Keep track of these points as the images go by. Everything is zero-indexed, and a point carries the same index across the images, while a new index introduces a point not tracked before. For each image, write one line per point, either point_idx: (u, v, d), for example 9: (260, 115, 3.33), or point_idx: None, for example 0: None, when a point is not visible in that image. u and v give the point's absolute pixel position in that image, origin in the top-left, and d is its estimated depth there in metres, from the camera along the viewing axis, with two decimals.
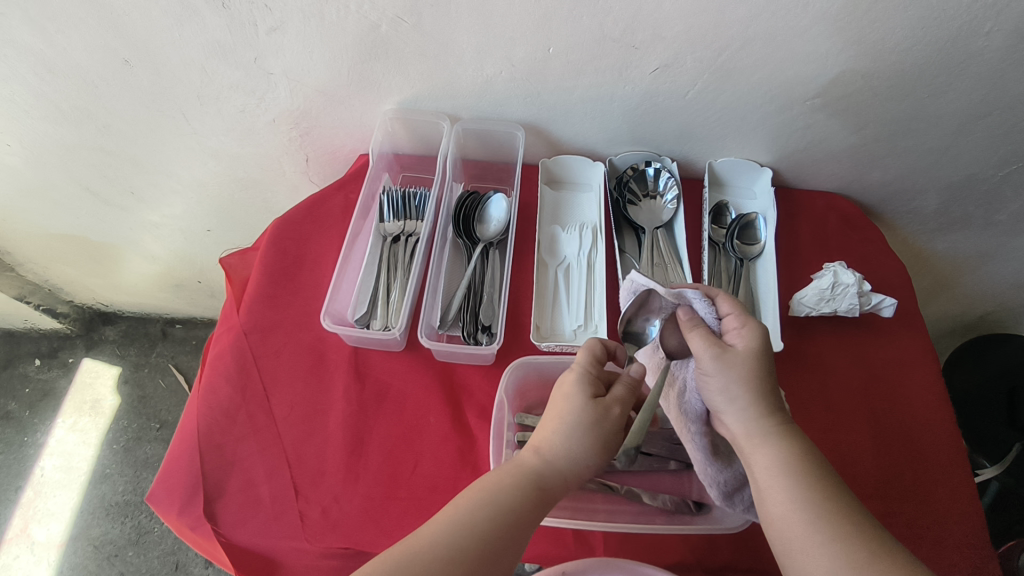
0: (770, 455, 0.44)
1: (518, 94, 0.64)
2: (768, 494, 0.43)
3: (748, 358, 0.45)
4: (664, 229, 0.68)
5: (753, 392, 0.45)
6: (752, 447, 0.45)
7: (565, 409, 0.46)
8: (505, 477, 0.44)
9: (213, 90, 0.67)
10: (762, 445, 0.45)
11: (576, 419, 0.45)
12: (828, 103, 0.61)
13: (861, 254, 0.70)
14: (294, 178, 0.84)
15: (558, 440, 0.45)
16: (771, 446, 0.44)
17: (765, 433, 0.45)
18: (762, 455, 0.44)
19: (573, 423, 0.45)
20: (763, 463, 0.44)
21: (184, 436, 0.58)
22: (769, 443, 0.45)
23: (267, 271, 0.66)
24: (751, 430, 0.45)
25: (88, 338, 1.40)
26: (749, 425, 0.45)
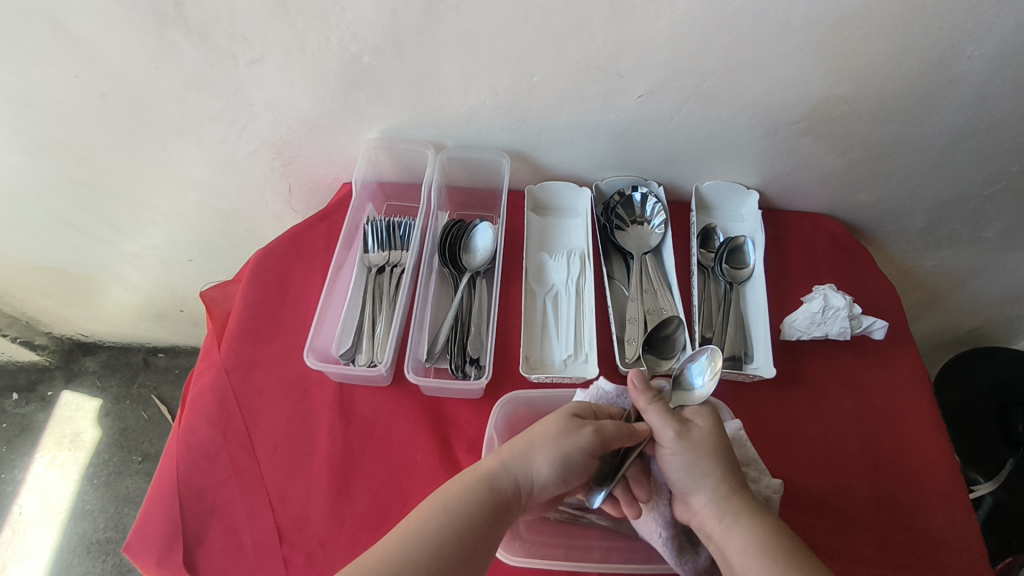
0: (741, 536, 0.44)
1: (502, 122, 0.63)
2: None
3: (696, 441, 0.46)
4: (653, 254, 0.67)
5: (717, 473, 0.46)
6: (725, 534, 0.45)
7: (547, 436, 0.47)
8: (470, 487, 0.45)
9: (193, 122, 0.66)
10: (727, 528, 0.45)
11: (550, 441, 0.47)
12: (813, 127, 0.61)
13: (850, 276, 0.69)
14: (277, 208, 0.82)
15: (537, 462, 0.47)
16: (747, 522, 0.44)
17: (728, 515, 0.45)
18: (733, 537, 0.44)
19: (547, 443, 0.47)
20: (738, 545, 0.44)
21: (162, 480, 0.56)
22: (741, 523, 0.44)
23: (248, 306, 0.65)
24: (719, 512, 0.45)
25: (68, 369, 1.37)
26: (716, 507, 0.45)
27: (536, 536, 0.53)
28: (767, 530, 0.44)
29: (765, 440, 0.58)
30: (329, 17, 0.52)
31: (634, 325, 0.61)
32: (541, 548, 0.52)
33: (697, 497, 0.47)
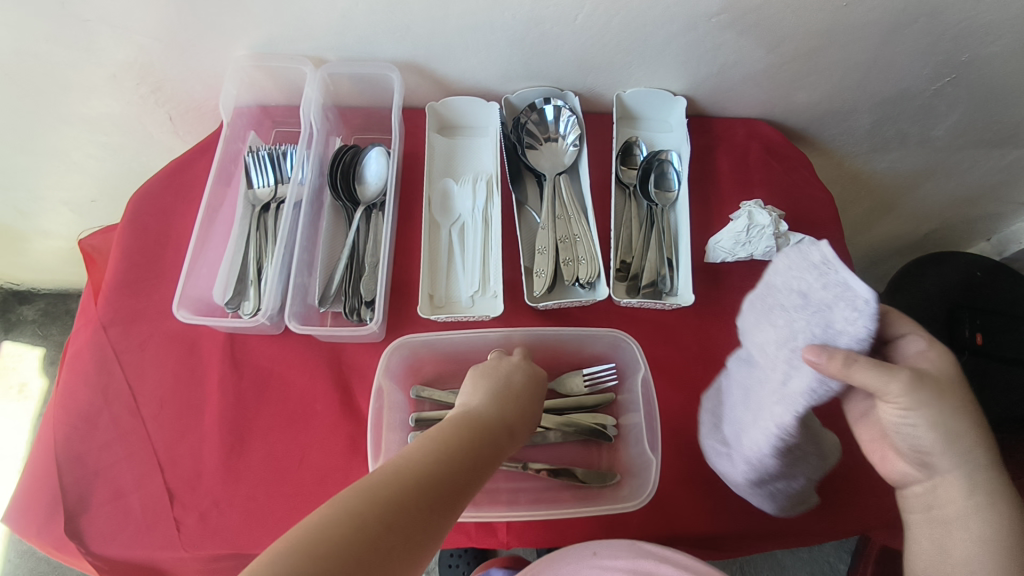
0: (985, 523, 0.39)
1: (384, 29, 0.55)
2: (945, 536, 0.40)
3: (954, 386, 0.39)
4: (568, 173, 0.61)
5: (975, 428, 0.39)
6: (963, 518, 0.39)
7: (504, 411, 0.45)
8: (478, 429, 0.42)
9: (28, 45, 0.57)
10: (980, 513, 0.39)
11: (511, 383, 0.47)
12: (737, 19, 0.53)
13: (785, 188, 0.64)
14: (165, 140, 0.74)
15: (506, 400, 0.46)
16: (969, 496, 0.39)
17: (976, 498, 0.39)
18: (979, 524, 0.39)
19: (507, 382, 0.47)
20: (978, 532, 0.39)
21: (41, 445, 0.52)
22: (996, 508, 0.39)
23: (125, 255, 0.59)
24: (968, 487, 0.39)
25: (5, 320, 1.32)
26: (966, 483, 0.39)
27: None
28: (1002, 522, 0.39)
29: (687, 369, 0.55)
30: None
31: (543, 256, 0.56)
32: None
33: (940, 461, 0.39)
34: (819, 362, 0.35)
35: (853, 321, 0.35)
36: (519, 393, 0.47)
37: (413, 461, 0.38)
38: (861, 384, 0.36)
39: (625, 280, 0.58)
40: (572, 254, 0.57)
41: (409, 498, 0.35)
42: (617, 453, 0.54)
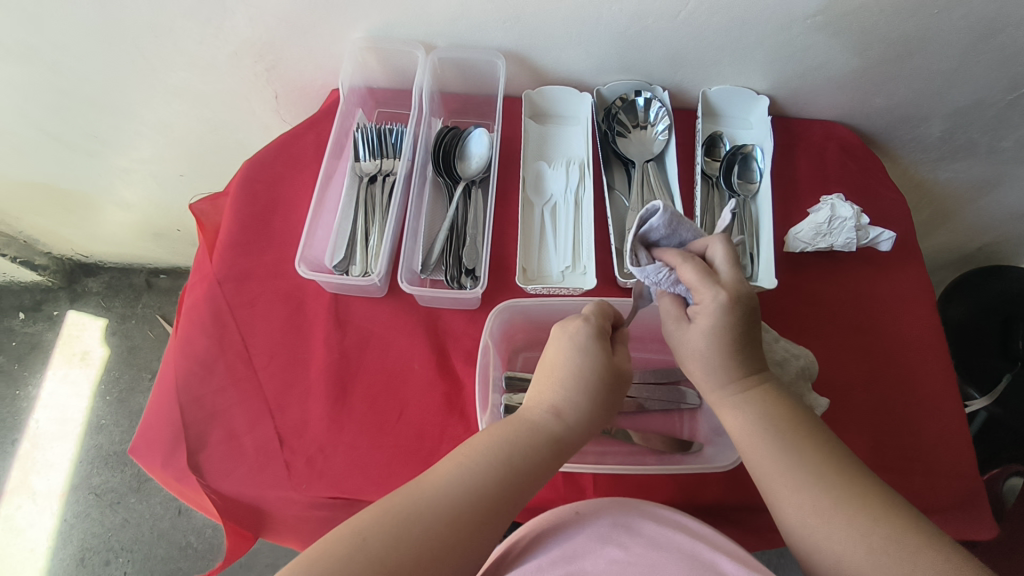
0: (750, 413, 0.43)
1: (496, 18, 0.59)
2: (748, 446, 0.42)
3: (712, 332, 0.42)
4: (655, 161, 0.64)
5: (716, 353, 0.42)
6: (735, 404, 0.43)
7: (562, 359, 0.45)
8: (520, 442, 0.42)
9: (165, 20, 0.62)
10: (733, 406, 0.43)
11: (588, 375, 0.44)
12: (830, 21, 0.57)
13: (860, 186, 0.67)
14: (265, 117, 0.79)
15: (574, 398, 0.44)
16: (706, 377, 0.44)
17: (741, 394, 0.43)
18: (737, 412, 0.43)
19: (585, 376, 0.44)
20: (737, 422, 0.43)
21: (162, 388, 0.56)
22: (748, 400, 0.43)
23: (238, 218, 0.63)
24: (726, 381, 0.44)
25: (71, 290, 1.38)
26: (714, 383, 0.44)
27: None
28: (763, 413, 0.42)
29: None
30: None
31: (633, 236, 0.60)
32: None
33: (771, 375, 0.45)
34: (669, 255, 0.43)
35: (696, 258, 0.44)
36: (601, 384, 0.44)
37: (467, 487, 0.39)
38: (690, 283, 0.41)
39: None
40: None
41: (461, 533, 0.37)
42: (697, 422, 0.56)
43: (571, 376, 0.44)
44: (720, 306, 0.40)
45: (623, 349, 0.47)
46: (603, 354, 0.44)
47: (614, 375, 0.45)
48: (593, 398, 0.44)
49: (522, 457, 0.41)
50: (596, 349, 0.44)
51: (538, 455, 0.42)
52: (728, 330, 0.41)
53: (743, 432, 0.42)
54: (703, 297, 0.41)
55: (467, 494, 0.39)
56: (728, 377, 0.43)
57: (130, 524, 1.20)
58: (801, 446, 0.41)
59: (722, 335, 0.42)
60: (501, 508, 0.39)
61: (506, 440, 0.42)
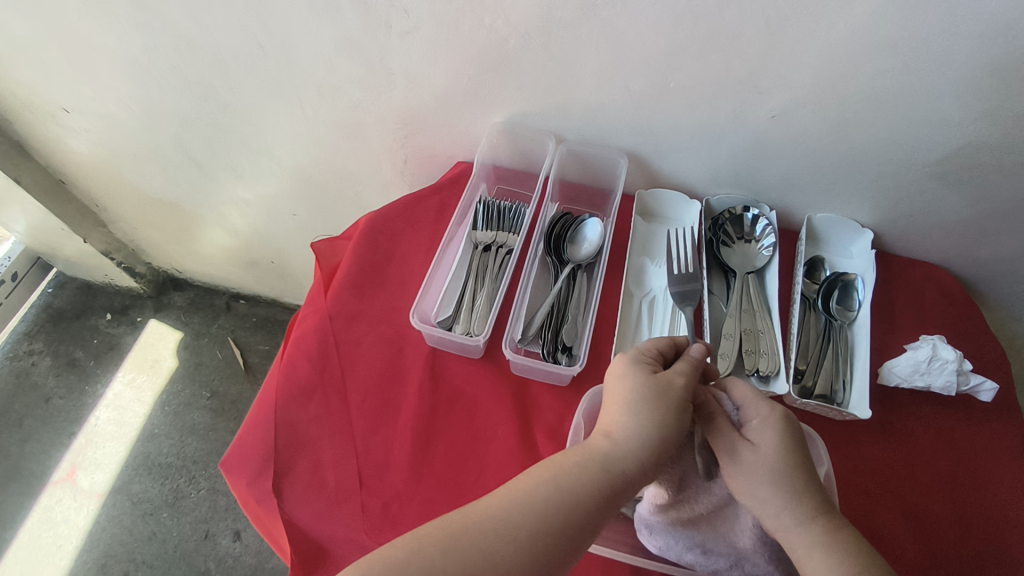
0: (833, 559, 0.42)
1: (627, 122, 0.65)
2: None
3: (778, 448, 0.45)
4: (755, 275, 0.67)
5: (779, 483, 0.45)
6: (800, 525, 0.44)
7: (626, 388, 0.47)
8: (580, 482, 0.43)
9: (334, 83, 0.70)
10: (817, 551, 0.43)
11: (639, 396, 0.46)
12: (946, 170, 0.60)
13: (960, 331, 0.67)
14: (388, 177, 0.86)
15: (625, 425, 0.45)
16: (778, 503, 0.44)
17: (826, 532, 0.44)
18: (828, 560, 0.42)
19: (641, 400, 0.46)
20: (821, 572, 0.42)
21: (261, 407, 0.59)
22: (827, 548, 0.43)
23: (357, 261, 0.68)
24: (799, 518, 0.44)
25: (158, 300, 1.47)
26: (794, 530, 0.44)
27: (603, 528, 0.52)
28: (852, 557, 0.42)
29: (853, 482, 0.56)
30: None
31: (729, 341, 0.61)
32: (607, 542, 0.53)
33: (769, 521, 0.45)
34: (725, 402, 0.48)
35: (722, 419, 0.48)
36: (671, 410, 0.46)
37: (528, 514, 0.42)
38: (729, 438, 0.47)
39: (798, 383, 0.61)
40: (754, 346, 0.61)
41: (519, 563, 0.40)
42: None
43: (626, 405, 0.46)
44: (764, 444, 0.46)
45: (684, 364, 0.48)
46: (649, 378, 0.47)
47: (662, 393, 0.46)
48: (644, 423, 0.45)
49: (582, 488, 0.43)
50: (639, 380, 0.47)
51: (596, 485, 0.44)
52: (788, 444, 0.46)
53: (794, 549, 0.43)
54: (744, 447, 0.46)
55: (550, 518, 0.42)
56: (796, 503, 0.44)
57: (156, 539, 1.20)
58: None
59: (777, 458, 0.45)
60: (562, 548, 0.41)
61: (565, 466, 0.45)
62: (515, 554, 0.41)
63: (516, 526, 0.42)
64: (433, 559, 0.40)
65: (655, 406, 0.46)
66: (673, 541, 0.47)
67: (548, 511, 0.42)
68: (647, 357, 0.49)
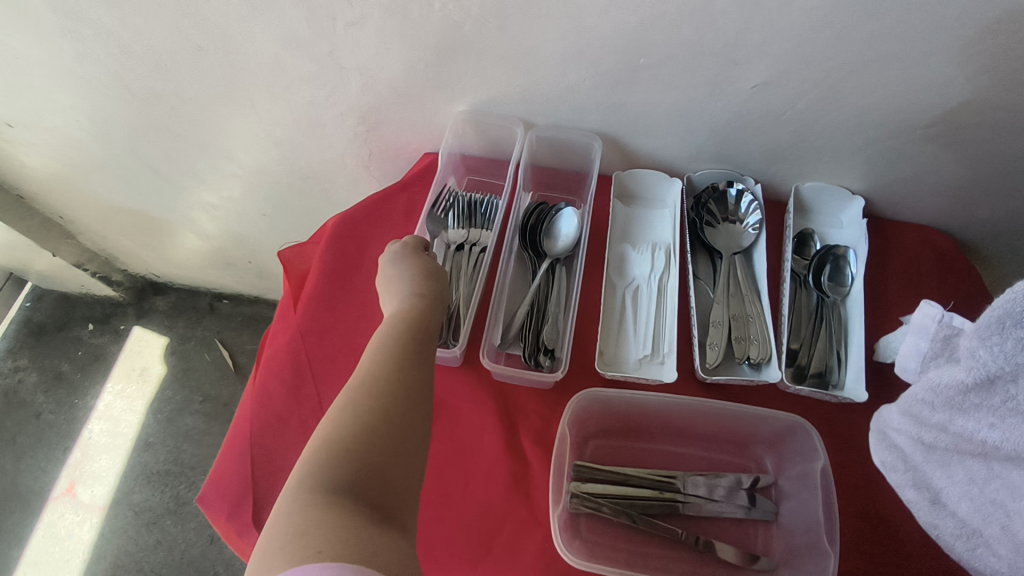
0: None
1: (599, 104, 0.60)
2: None
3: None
4: (742, 254, 0.64)
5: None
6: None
7: (389, 272, 0.56)
8: (386, 336, 0.47)
9: (283, 81, 0.65)
10: None
11: (402, 269, 0.55)
12: (942, 133, 0.56)
13: (959, 298, 0.64)
14: (354, 173, 0.81)
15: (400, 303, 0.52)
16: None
17: None
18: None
19: (407, 288, 0.54)
20: None
21: (235, 435, 0.57)
22: None
23: (325, 272, 0.64)
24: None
25: (139, 307, 1.44)
26: None
27: (597, 535, 0.53)
28: None
29: (851, 467, 0.55)
30: None
31: (717, 329, 0.59)
32: (601, 551, 0.52)
33: None
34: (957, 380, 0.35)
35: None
36: (427, 270, 0.55)
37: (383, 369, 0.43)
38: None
39: (792, 366, 0.58)
40: (744, 332, 0.59)
41: (397, 406, 0.41)
42: (772, 534, 0.53)
43: (401, 277, 0.55)
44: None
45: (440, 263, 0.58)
46: (421, 263, 0.56)
47: (437, 276, 0.56)
48: (422, 286, 0.54)
49: (399, 341, 0.46)
50: (412, 260, 0.57)
51: (421, 326, 0.49)
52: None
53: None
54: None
55: (387, 374, 0.43)
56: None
57: (162, 547, 1.20)
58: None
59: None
60: (423, 365, 0.46)
61: (389, 329, 0.48)
62: (398, 399, 0.41)
63: (389, 380, 0.42)
64: (344, 428, 0.38)
65: (425, 268, 0.56)
66: (944, 479, 0.38)
67: (405, 347, 0.46)
68: (422, 245, 0.59)
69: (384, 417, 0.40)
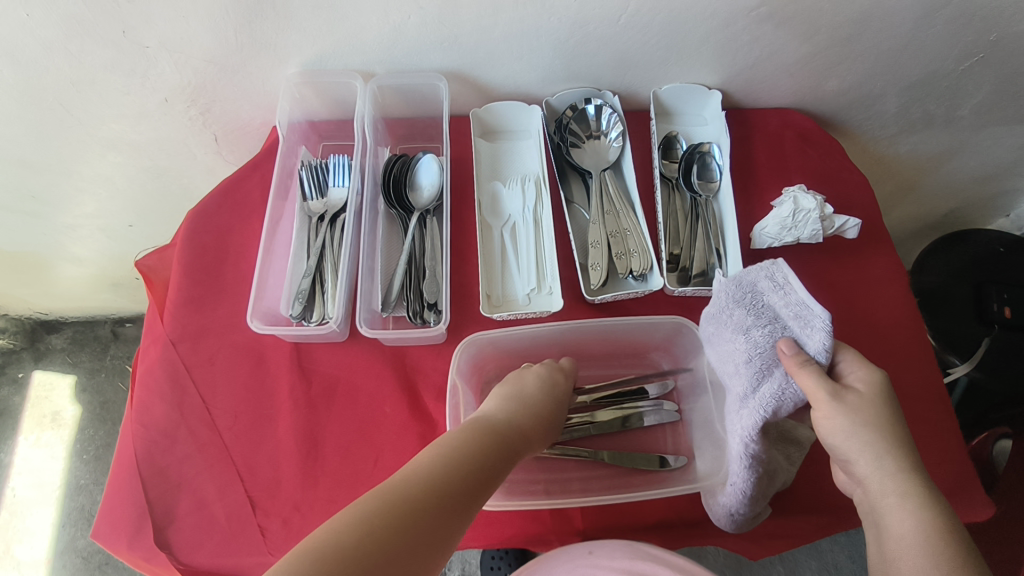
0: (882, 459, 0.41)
1: (434, 40, 0.57)
2: (889, 512, 0.40)
3: (849, 432, 0.42)
4: (612, 170, 0.63)
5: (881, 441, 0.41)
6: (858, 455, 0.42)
7: (451, 433, 0.44)
8: (456, 438, 0.43)
9: (86, 74, 0.59)
10: (858, 439, 0.42)
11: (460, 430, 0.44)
12: (773, 11, 0.55)
13: (822, 171, 0.66)
14: (208, 160, 0.76)
15: (511, 415, 0.47)
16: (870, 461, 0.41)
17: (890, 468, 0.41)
18: (905, 515, 0.39)
19: (528, 398, 0.48)
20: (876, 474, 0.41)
21: (123, 461, 0.54)
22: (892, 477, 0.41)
23: (186, 273, 0.60)
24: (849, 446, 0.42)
25: (34, 349, 1.33)
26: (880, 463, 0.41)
27: (512, 473, 0.52)
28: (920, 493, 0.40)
29: None
30: None
31: (597, 250, 0.58)
32: (520, 487, 0.51)
33: (858, 465, 0.42)
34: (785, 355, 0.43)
35: (812, 334, 0.42)
36: (536, 399, 0.48)
37: (430, 467, 0.40)
38: (806, 390, 0.42)
39: (676, 270, 0.59)
40: (623, 248, 0.58)
41: (426, 508, 0.37)
42: (679, 434, 0.55)
43: (453, 437, 0.43)
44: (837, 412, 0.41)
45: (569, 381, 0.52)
46: (544, 379, 0.50)
47: (553, 405, 0.49)
48: (533, 419, 0.47)
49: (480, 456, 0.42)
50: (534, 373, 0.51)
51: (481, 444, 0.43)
52: (870, 429, 0.41)
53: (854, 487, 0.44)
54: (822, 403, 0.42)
55: (439, 470, 0.40)
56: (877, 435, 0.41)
57: None
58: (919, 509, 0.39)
59: (867, 444, 0.41)
60: (492, 479, 0.41)
61: (457, 442, 0.42)
62: (428, 507, 0.37)
63: (431, 480, 0.39)
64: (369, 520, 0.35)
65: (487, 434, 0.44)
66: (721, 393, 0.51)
67: (479, 467, 0.41)
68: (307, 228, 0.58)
69: (412, 518, 0.36)
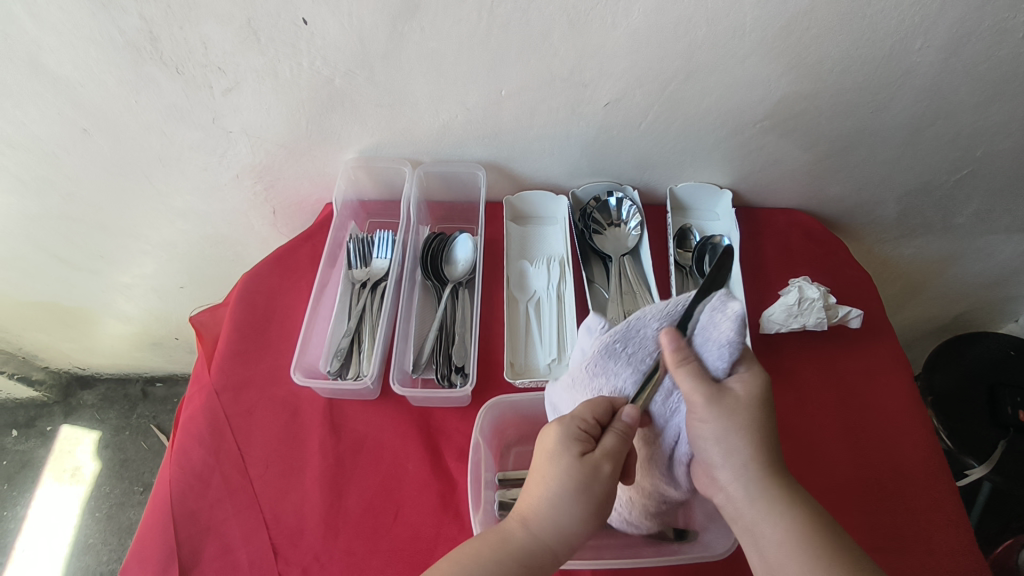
0: (786, 521, 0.42)
1: (476, 136, 0.65)
2: (773, 557, 0.42)
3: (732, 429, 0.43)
4: (631, 255, 0.69)
5: (749, 444, 0.44)
6: (762, 519, 0.43)
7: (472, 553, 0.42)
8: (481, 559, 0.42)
9: (173, 152, 0.68)
10: (767, 519, 0.43)
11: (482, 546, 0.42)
12: (775, 124, 0.63)
13: (827, 267, 0.71)
14: (263, 231, 0.84)
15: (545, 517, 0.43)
16: (763, 517, 0.43)
17: (763, 501, 0.43)
18: (782, 549, 0.42)
19: (562, 495, 0.42)
20: (775, 536, 0.42)
21: (157, 502, 0.56)
22: (777, 511, 0.43)
23: (236, 328, 0.66)
24: (751, 492, 0.44)
25: (66, 404, 1.37)
26: (749, 485, 0.44)
27: None
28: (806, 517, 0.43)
29: None
30: (299, 43, 0.54)
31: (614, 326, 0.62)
32: None
33: (723, 471, 0.44)
34: (668, 347, 0.42)
35: (719, 322, 0.41)
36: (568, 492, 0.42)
37: None
38: (688, 388, 0.42)
39: None
40: None
41: None
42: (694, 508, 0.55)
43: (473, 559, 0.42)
44: (718, 411, 0.42)
45: (611, 438, 0.43)
46: (575, 458, 0.43)
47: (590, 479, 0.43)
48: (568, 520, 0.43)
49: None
50: (570, 458, 0.43)
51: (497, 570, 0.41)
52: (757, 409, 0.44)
53: (760, 568, 0.43)
54: (699, 401, 0.42)
55: None
56: (743, 473, 0.44)
57: None
58: (814, 539, 0.42)
59: (749, 421, 0.43)
60: None
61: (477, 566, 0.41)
62: None
63: None
64: None
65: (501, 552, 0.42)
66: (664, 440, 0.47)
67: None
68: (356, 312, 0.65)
69: None
